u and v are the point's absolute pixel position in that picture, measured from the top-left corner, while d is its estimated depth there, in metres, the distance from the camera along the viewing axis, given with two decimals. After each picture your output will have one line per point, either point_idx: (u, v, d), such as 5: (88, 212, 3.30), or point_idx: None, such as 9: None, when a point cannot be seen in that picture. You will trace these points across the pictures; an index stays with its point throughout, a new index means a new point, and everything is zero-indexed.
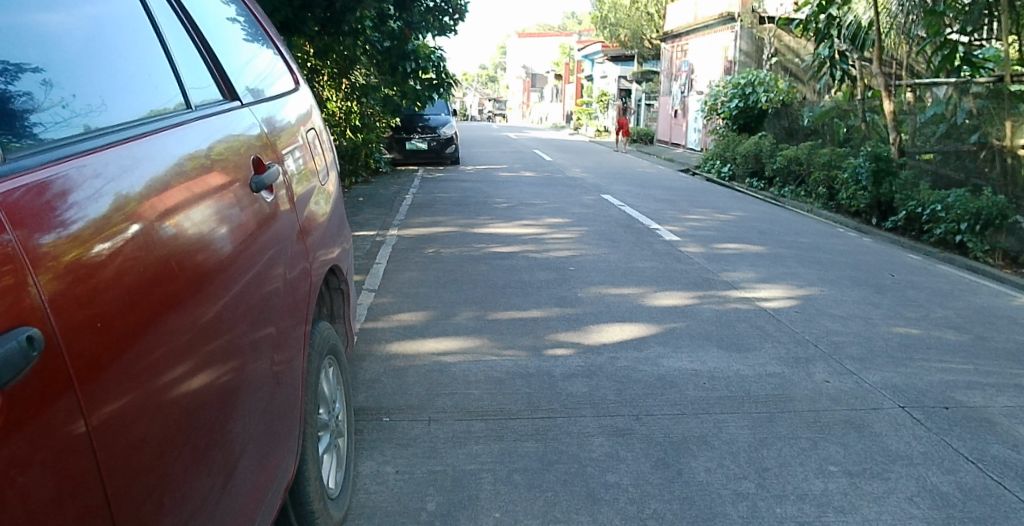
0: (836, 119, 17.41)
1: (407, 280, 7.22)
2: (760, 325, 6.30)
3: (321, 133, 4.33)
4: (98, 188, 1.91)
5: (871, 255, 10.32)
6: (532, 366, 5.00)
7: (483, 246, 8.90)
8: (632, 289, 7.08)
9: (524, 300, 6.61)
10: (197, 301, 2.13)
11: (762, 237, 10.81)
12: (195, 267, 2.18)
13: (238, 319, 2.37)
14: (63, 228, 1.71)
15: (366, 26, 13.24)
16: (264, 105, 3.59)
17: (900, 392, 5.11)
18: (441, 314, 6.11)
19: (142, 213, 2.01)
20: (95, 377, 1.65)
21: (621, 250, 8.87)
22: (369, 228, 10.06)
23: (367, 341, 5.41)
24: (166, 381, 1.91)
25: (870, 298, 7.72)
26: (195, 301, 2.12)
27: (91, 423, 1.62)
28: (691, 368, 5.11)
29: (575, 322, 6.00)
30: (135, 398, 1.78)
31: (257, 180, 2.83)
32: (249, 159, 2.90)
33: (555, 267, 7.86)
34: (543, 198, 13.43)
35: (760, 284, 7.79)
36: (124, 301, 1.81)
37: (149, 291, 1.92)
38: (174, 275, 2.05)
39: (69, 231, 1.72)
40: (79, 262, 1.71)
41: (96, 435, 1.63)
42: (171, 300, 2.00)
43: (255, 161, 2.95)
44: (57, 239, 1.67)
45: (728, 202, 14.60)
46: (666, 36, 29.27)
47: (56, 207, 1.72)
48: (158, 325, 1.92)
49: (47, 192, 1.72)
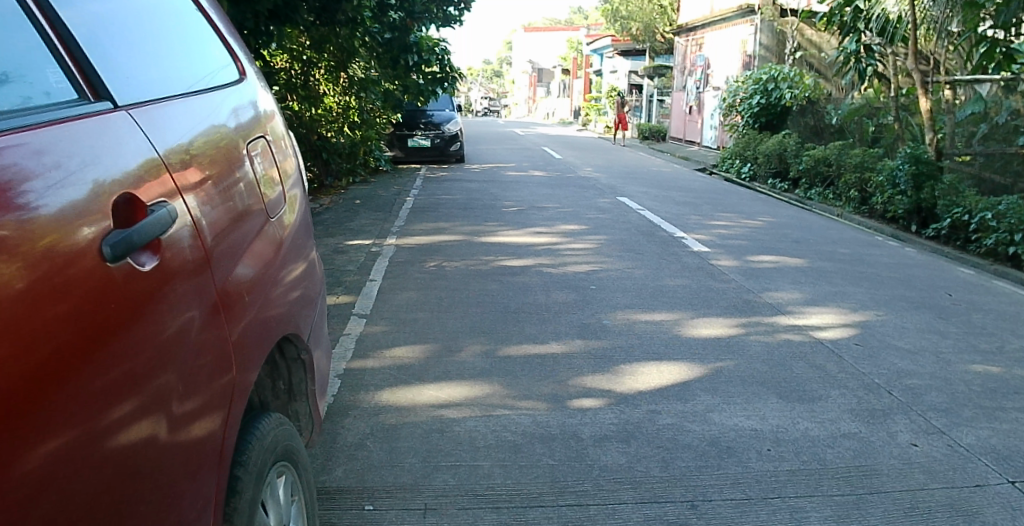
0: (867, 118, 16.62)
1: (405, 302, 6.30)
2: (818, 363, 5.36)
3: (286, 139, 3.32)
4: (67, 176, 1.67)
5: (919, 269, 9.34)
6: (554, 423, 4.04)
7: (492, 258, 7.97)
8: (664, 315, 6.14)
9: (540, 329, 5.66)
10: (172, 315, 1.86)
11: (798, 248, 9.83)
12: (175, 270, 1.92)
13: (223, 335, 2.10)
14: (26, 212, 1.52)
15: (365, 16, 12.46)
16: (196, 107, 2.55)
17: (1005, 459, 4.15)
18: (444, 348, 5.18)
19: (116, 207, 1.77)
20: (50, 396, 1.45)
21: (647, 265, 7.91)
22: (364, 236, 9.14)
23: (353, 388, 4.47)
24: (122, 411, 1.63)
25: (934, 324, 6.76)
26: (171, 312, 1.86)
27: (40, 456, 1.42)
28: (749, 426, 4.17)
29: (603, 361, 5.04)
30: (101, 424, 1.56)
31: (122, 236, 1.73)
32: (122, 201, 1.81)
33: (575, 286, 6.92)
34: (556, 201, 12.46)
35: (808, 308, 6.83)
36: (98, 303, 1.61)
37: (123, 293, 1.69)
38: (152, 277, 1.81)
39: (33, 216, 1.53)
40: (49, 252, 1.53)
41: (44, 470, 1.43)
42: (149, 305, 1.77)
43: (132, 202, 1.84)
44: (17, 223, 1.49)
45: (752, 206, 13.64)
46: (680, 29, 28.09)
47: (20, 186, 1.53)
48: (130, 334, 1.69)
49: (8, 169, 1.53)
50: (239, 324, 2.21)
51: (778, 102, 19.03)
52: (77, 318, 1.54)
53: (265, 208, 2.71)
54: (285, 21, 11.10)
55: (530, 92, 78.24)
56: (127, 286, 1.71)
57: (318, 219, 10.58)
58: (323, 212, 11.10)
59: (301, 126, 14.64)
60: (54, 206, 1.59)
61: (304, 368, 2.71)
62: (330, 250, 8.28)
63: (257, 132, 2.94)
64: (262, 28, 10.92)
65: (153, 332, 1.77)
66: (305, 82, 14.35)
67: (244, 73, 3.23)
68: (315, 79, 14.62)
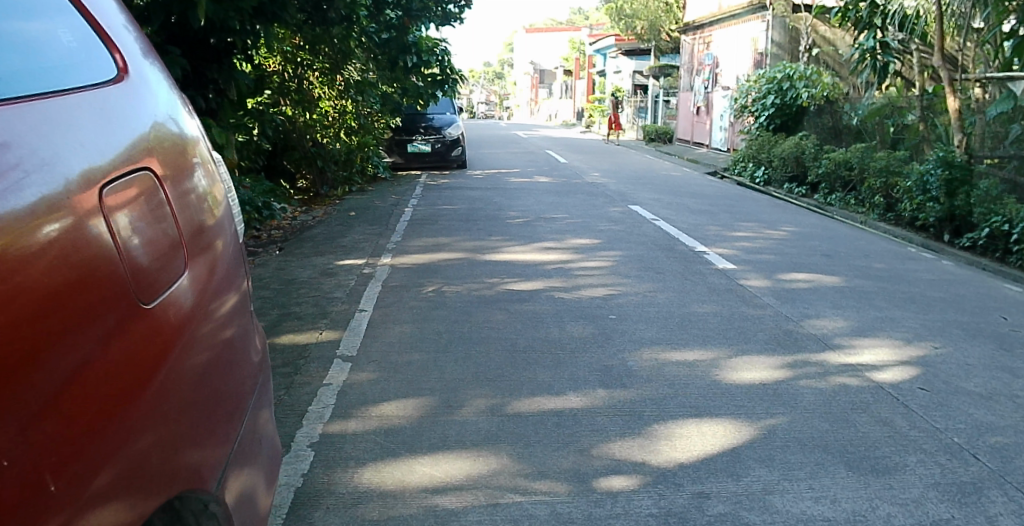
0: (888, 119, 15.41)
1: (399, 338, 5.48)
2: (884, 418, 4.54)
3: (213, 172, 2.59)
4: (21, 178, 1.58)
5: (964, 286, 8.51)
6: (578, 516, 3.22)
7: (497, 280, 7.15)
8: (698, 353, 5.33)
9: (554, 374, 4.83)
10: (121, 334, 1.72)
11: (831, 264, 8.99)
12: (124, 290, 1.79)
13: (175, 367, 1.93)
14: None
15: (360, 15, 11.59)
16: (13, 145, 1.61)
17: None
18: (442, 403, 4.35)
19: (71, 209, 1.68)
20: None
21: (670, 288, 7.07)
22: (356, 254, 8.33)
23: (328, 463, 3.66)
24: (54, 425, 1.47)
25: (1002, 358, 5.92)
26: (120, 332, 1.72)
27: None
28: (822, 515, 3.35)
29: (631, 419, 4.21)
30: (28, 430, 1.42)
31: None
32: None
33: (591, 316, 6.08)
34: (564, 210, 11.64)
35: (858, 340, 6.03)
36: (46, 308, 1.50)
37: (71, 301, 1.58)
38: (103, 292, 1.69)
39: None
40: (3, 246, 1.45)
41: None
42: (96, 316, 1.65)
43: None
44: None
45: (772, 214, 12.82)
46: (687, 27, 27.18)
47: None
48: (73, 346, 1.56)
49: None
50: (189, 356, 2.03)
51: (794, 102, 18.11)
52: (20, 316, 1.44)
53: (212, 251, 2.38)
54: (270, 19, 10.24)
55: (532, 93, 77.45)
56: (80, 296, 1.61)
57: (308, 234, 9.78)
58: (315, 227, 10.32)
59: (294, 131, 13.92)
60: (10, 205, 1.52)
61: (216, 519, 2.11)
62: (317, 272, 7.47)
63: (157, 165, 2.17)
64: (248, 27, 10.12)
65: (95, 345, 1.63)
66: (298, 86, 13.57)
67: (121, 74, 2.27)
68: (309, 81, 13.81)
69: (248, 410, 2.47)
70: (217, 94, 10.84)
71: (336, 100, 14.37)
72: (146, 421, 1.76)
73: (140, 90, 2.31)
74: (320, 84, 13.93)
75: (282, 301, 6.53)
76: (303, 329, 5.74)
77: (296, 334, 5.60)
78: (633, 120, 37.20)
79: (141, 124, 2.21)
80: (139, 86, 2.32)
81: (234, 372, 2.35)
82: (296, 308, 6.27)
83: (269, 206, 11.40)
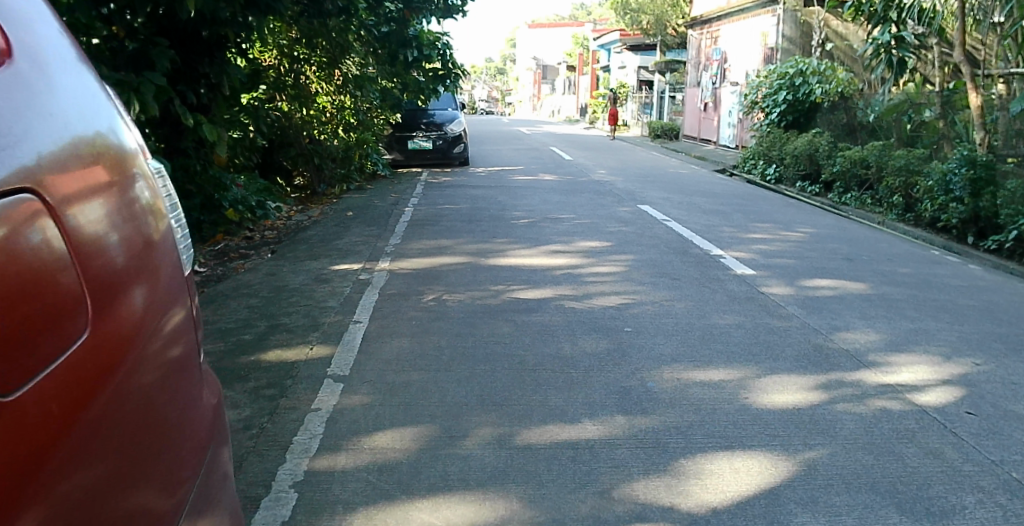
0: (906, 115, 14.91)
1: (396, 354, 5.02)
2: (933, 449, 4.08)
3: (153, 191, 2.05)
4: None
5: (996, 293, 8.04)
6: None
7: (503, 287, 6.68)
8: (724, 372, 4.87)
9: (567, 397, 4.37)
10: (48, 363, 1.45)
11: (854, 269, 8.52)
12: (61, 306, 1.51)
13: (121, 397, 1.64)
14: None
15: (359, 7, 11.11)
16: None
17: None
18: (443, 433, 3.89)
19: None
20: None
21: (688, 296, 6.60)
22: (353, 258, 7.87)
23: (311, 508, 3.21)
24: None
25: None
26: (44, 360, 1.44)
27: None
28: None
29: (655, 453, 3.75)
30: None
31: None
32: None
33: (606, 328, 5.61)
34: (571, 210, 11.18)
35: (893, 356, 5.56)
36: None
37: None
38: (30, 310, 1.42)
39: None
40: None
41: None
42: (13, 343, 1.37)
43: None
44: None
45: (787, 214, 12.35)
46: (695, 22, 26.65)
47: None
48: None
49: None
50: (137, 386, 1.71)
51: (807, 98, 17.57)
52: None
53: (166, 270, 1.99)
54: (265, 10, 9.76)
55: (535, 89, 76.96)
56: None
57: (303, 236, 9.33)
58: (311, 228, 9.87)
59: (290, 130, 13.37)
60: None
61: None
62: (311, 278, 7.01)
63: (79, 180, 1.69)
64: (238, 18, 9.73)
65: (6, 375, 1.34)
66: (294, 81, 13.09)
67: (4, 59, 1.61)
68: (305, 76, 13.36)
69: (206, 462, 2.07)
70: (208, 88, 10.49)
71: (334, 95, 13.90)
72: (75, 461, 1.47)
73: (36, 83, 1.69)
74: (317, 79, 13.54)
75: (271, 310, 6.07)
76: (291, 343, 5.28)
77: (284, 349, 5.14)
78: (637, 116, 36.73)
79: (66, 120, 1.75)
80: (55, 73, 1.80)
81: (189, 412, 1.98)
82: (285, 319, 5.81)
83: (263, 204, 11.42)
